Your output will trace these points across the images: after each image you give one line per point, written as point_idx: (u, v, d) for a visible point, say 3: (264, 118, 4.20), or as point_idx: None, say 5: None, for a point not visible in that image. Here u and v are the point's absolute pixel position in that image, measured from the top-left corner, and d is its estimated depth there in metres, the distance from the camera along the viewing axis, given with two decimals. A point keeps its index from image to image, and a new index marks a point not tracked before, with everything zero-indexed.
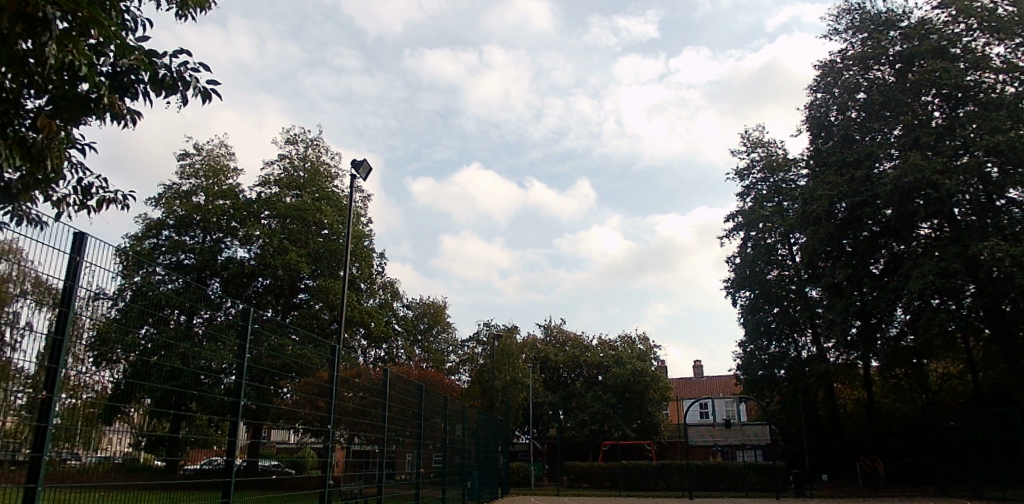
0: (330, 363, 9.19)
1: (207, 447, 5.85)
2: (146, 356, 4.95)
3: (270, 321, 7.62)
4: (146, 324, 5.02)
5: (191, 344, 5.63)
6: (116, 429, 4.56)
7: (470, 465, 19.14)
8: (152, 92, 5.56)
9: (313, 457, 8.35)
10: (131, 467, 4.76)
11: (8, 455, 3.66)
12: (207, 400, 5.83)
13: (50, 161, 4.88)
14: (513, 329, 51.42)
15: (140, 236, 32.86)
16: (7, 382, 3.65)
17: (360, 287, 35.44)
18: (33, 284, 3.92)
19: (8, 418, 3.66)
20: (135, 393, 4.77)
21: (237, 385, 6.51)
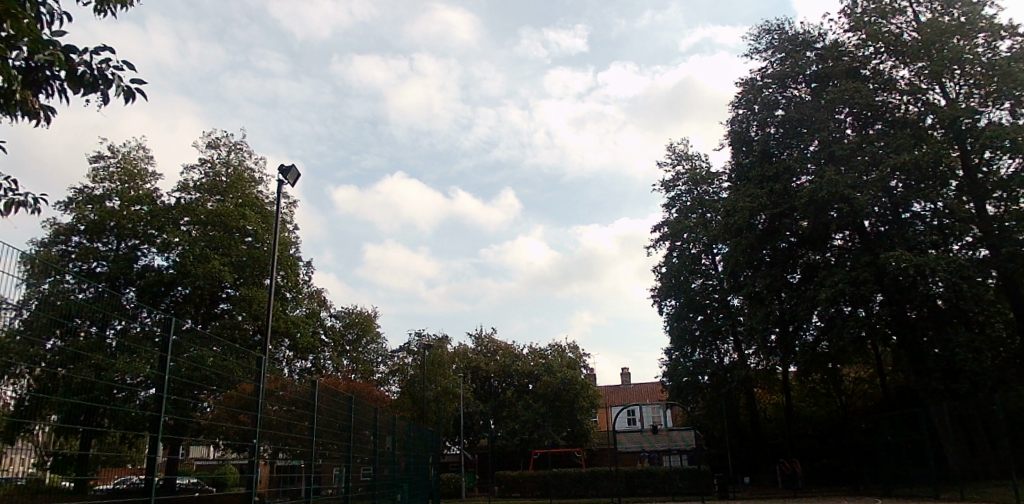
0: (254, 374, 8.89)
1: (121, 465, 5.54)
2: (54, 369, 4.65)
3: (191, 331, 7.31)
4: (55, 334, 4.72)
5: (106, 356, 5.32)
6: (20, 448, 4.26)
7: (399, 477, 18.77)
8: (70, 90, 5.28)
9: (236, 473, 8.03)
10: (37, 489, 4.44)
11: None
12: (120, 415, 5.54)
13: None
14: (444, 338, 51.04)
15: (45, 242, 30.75)
16: None
17: (286, 297, 34.37)
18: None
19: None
20: (40, 409, 4.47)
21: (157, 399, 6.22)
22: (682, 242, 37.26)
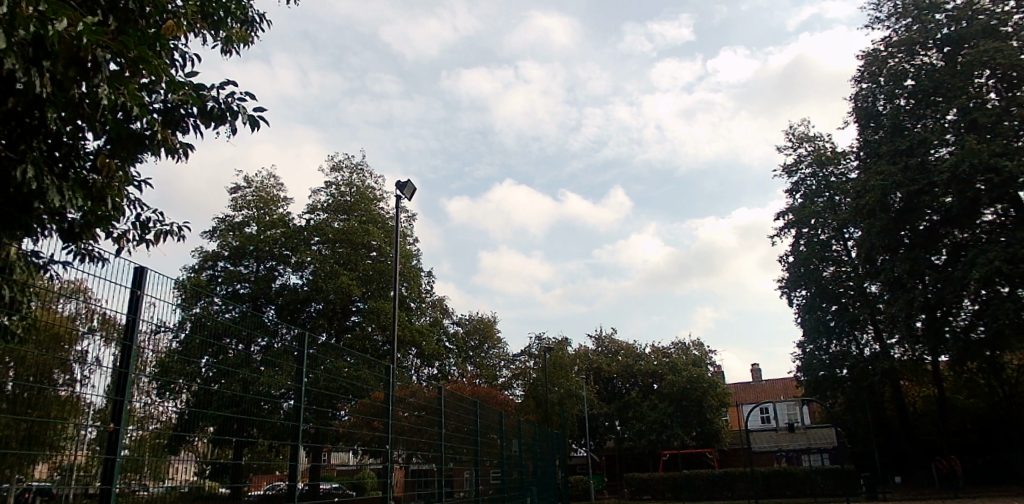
0: (385, 383, 9.31)
1: (269, 472, 6.00)
2: (208, 385, 5.06)
3: (326, 344, 7.76)
4: (206, 353, 5.14)
5: (249, 370, 5.78)
6: (182, 459, 4.73)
7: (528, 480, 19.01)
8: (202, 125, 5.82)
9: (373, 478, 8.44)
10: (197, 495, 4.89)
11: (82, 487, 3.85)
12: (268, 426, 5.99)
13: (110, 198, 5.13)
14: (564, 340, 51.16)
15: (197, 268, 34.13)
16: (77, 418, 3.83)
17: (410, 307, 35.89)
18: (99, 321, 4.07)
19: (80, 452, 3.87)
20: (199, 422, 4.88)
21: (296, 408, 6.63)
22: (809, 229, 35.04)
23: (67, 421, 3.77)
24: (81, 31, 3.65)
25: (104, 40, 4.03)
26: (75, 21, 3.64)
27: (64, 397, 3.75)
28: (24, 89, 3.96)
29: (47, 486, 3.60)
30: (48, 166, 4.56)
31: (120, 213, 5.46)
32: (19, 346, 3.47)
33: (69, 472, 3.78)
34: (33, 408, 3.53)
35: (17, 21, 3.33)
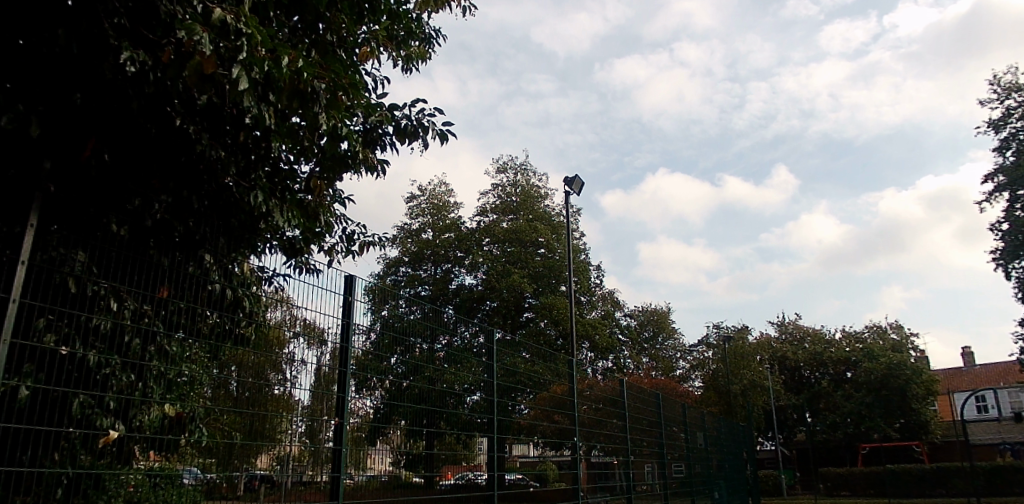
0: (567, 376, 9.79)
1: (457, 463, 6.57)
2: (398, 380, 5.77)
3: (505, 340, 8.39)
4: (396, 352, 5.85)
5: (435, 367, 6.46)
6: (379, 450, 5.44)
7: (715, 474, 18.59)
8: (398, 141, 6.55)
9: (556, 470, 8.85)
10: (397, 484, 5.59)
11: (298, 477, 4.51)
12: (454, 419, 6.66)
13: (322, 215, 6.00)
14: (742, 329, 48.83)
15: (382, 274, 37.44)
16: (289, 413, 4.57)
17: (581, 301, 36.41)
18: (301, 324, 4.78)
19: (294, 445, 4.58)
20: (392, 416, 5.62)
21: (481, 401, 7.27)
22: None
23: (283, 415, 4.52)
24: (300, 66, 3.95)
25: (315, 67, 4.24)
26: (295, 57, 3.96)
27: (277, 395, 4.49)
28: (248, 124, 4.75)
29: (268, 475, 4.27)
30: (270, 190, 5.22)
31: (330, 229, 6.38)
32: (241, 349, 4.20)
33: (288, 463, 4.47)
34: (253, 404, 4.27)
35: (254, 62, 3.67)
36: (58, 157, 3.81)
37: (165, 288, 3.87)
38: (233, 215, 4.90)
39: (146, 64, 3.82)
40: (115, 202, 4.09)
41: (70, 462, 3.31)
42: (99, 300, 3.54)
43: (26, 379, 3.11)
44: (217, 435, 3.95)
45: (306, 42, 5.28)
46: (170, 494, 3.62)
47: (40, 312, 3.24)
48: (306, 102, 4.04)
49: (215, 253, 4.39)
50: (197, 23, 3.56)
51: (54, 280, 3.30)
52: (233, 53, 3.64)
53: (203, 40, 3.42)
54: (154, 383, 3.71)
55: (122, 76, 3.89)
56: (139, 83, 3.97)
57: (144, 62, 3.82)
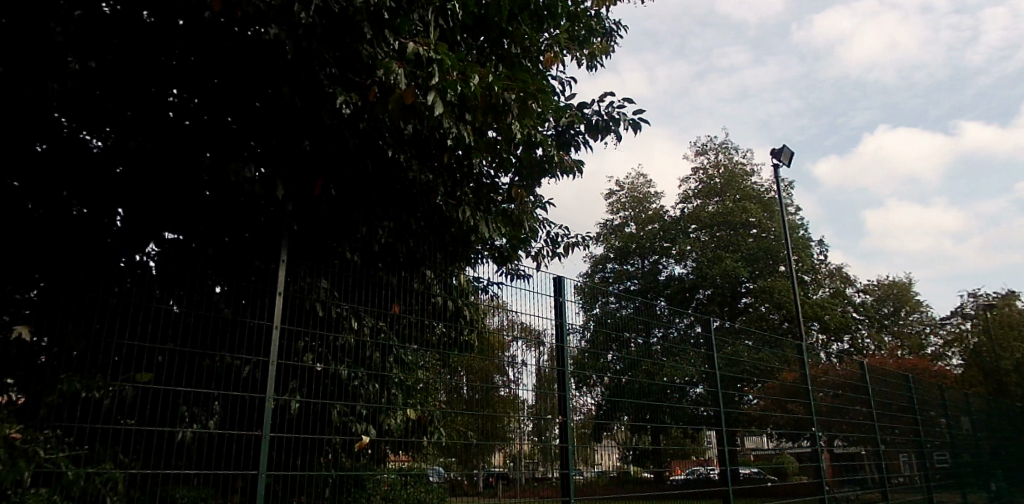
0: (799, 363, 9.11)
1: (687, 458, 6.54)
2: (617, 376, 5.97)
3: (726, 328, 8.05)
4: (612, 348, 6.06)
5: (654, 360, 6.57)
6: (605, 445, 5.63)
7: (993, 465, 15.99)
8: (592, 140, 5.71)
9: (794, 463, 8.30)
10: (625, 479, 5.76)
11: (530, 473, 4.88)
12: (678, 413, 6.65)
13: (525, 222, 5.62)
14: (1015, 295, 41.25)
15: (591, 273, 38.02)
16: (517, 412, 4.93)
17: (806, 280, 33.51)
18: (520, 328, 5.12)
19: (524, 443, 4.93)
20: (615, 412, 5.81)
21: (705, 393, 7.14)
22: None
23: (510, 415, 4.88)
24: (491, 81, 3.52)
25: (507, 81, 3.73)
26: (485, 73, 3.52)
27: (505, 396, 4.88)
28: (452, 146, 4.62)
29: (504, 471, 4.68)
30: (476, 204, 5.08)
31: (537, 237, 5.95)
32: (467, 355, 4.65)
33: (520, 460, 4.85)
34: (484, 406, 4.70)
35: (448, 87, 3.35)
36: (296, 201, 4.14)
37: (395, 304, 4.43)
38: (446, 232, 4.99)
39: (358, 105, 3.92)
40: (345, 231, 4.42)
41: (337, 465, 3.94)
42: (346, 319, 4.12)
43: (294, 394, 3.82)
44: (454, 435, 4.42)
45: (495, 58, 4.80)
46: (421, 489, 4.18)
47: (298, 334, 3.95)
48: (504, 115, 3.63)
49: (435, 269, 4.80)
50: (393, 59, 3.37)
51: (306, 306, 3.99)
52: (427, 80, 3.41)
53: (400, 74, 3.23)
54: (397, 390, 4.28)
55: (339, 119, 4.11)
56: (354, 122, 4.16)
57: (355, 102, 3.95)
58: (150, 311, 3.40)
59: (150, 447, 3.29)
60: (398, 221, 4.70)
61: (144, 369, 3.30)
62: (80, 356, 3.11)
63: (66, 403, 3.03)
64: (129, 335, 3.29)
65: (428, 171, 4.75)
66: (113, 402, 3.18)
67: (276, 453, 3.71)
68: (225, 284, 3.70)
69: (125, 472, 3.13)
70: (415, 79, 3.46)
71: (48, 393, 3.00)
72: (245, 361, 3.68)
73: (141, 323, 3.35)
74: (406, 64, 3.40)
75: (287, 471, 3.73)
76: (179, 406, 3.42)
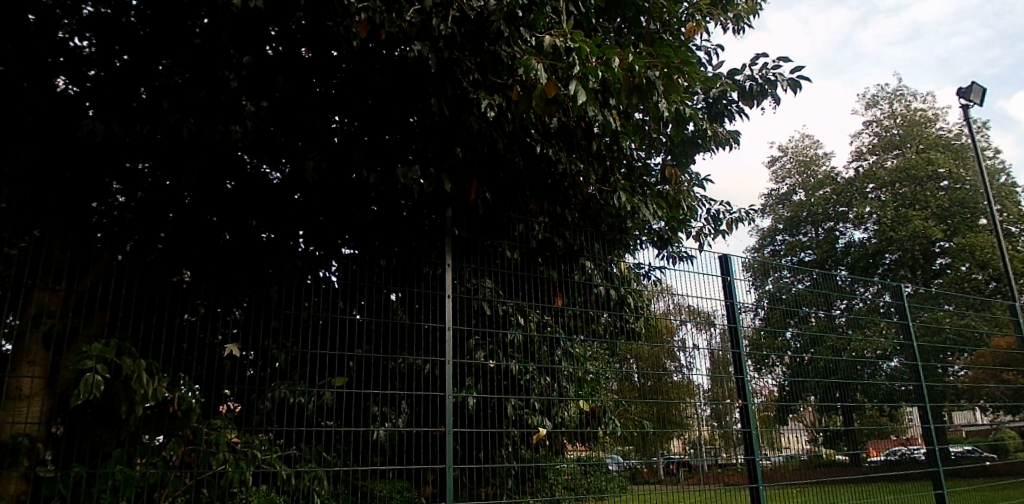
0: (1012, 325, 7.95)
1: (886, 437, 5.97)
2: (799, 354, 5.57)
3: (920, 292, 7.20)
4: (790, 325, 5.68)
5: (839, 335, 6.05)
6: (793, 428, 5.27)
7: None
8: (746, 107, 5.29)
9: (1016, 438, 7.28)
10: (819, 462, 5.36)
11: (713, 458, 4.72)
12: (872, 389, 6.07)
13: (683, 201, 5.37)
14: None
15: None
16: (692, 398, 4.76)
17: None
18: (687, 311, 4.93)
19: (703, 428, 4.76)
20: (799, 392, 5.42)
21: (901, 367, 6.45)
22: None
23: (686, 401, 4.71)
24: (632, 61, 3.35)
25: (649, 59, 3.53)
26: (625, 53, 3.36)
27: (679, 382, 4.72)
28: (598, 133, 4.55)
29: (684, 458, 4.55)
30: (631, 188, 4.93)
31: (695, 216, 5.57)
32: (634, 343, 4.57)
33: (700, 446, 4.69)
34: (658, 393, 4.59)
35: (589, 74, 3.22)
36: (456, 206, 4.28)
37: (559, 297, 4.44)
38: (602, 222, 4.88)
39: (502, 105, 3.99)
40: (503, 230, 4.43)
41: (517, 456, 4.05)
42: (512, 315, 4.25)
43: (470, 390, 4.00)
44: (631, 424, 4.39)
45: (636, 36, 4.63)
46: (601, 478, 4.23)
47: (469, 334, 4.11)
48: (649, 94, 3.47)
49: (595, 259, 4.75)
50: (532, 54, 3.29)
51: (474, 307, 4.14)
52: (567, 71, 3.30)
53: (541, 69, 3.17)
54: (569, 382, 4.32)
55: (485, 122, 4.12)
56: (500, 123, 4.15)
57: (500, 103, 4.00)
58: (336, 320, 3.72)
59: (346, 444, 3.61)
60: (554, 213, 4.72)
61: (338, 374, 3.64)
62: (280, 367, 3.52)
63: (275, 410, 3.49)
64: (320, 346, 3.65)
65: (582, 158, 4.65)
66: (314, 406, 3.56)
67: (461, 447, 3.91)
68: (400, 288, 3.94)
69: (328, 470, 3.50)
70: (557, 71, 3.38)
71: (260, 401, 3.48)
72: (423, 361, 3.90)
73: (329, 333, 3.68)
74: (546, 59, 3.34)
75: (472, 464, 3.91)
76: (371, 407, 3.69)
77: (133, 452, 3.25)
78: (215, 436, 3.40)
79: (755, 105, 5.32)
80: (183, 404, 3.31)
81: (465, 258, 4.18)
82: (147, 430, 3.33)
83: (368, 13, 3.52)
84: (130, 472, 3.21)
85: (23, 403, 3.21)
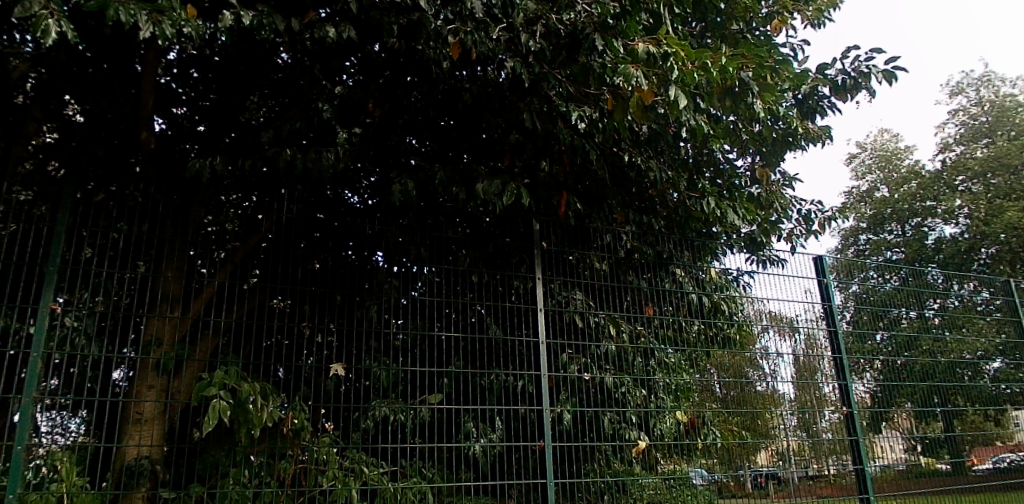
0: None
1: (990, 445, 5.61)
2: (892, 359, 5.27)
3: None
4: (881, 327, 5.37)
5: (934, 337, 5.70)
6: (887, 436, 5.01)
7: None
8: (840, 101, 5.11)
9: None
10: (919, 472, 5.06)
11: (803, 471, 4.51)
12: (975, 393, 5.71)
13: (776, 203, 5.28)
14: None
15: None
16: (778, 408, 4.57)
17: None
18: (770, 317, 4.73)
19: (791, 440, 4.55)
20: (894, 398, 5.15)
21: (1006, 368, 6.06)
22: None
23: (772, 411, 4.54)
24: (727, 62, 3.31)
25: (743, 60, 3.48)
26: (719, 55, 3.32)
27: (764, 392, 4.55)
28: (687, 138, 4.29)
29: (774, 471, 4.39)
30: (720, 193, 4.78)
31: (786, 216, 5.44)
32: (716, 354, 4.47)
33: (789, 457, 4.49)
34: (743, 404, 4.46)
35: (686, 78, 3.19)
36: (544, 220, 4.28)
37: (649, 307, 4.40)
38: (688, 228, 4.83)
39: (594, 116, 3.84)
40: (590, 240, 4.41)
41: (609, 470, 4.00)
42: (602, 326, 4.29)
43: (566, 404, 3.99)
44: (730, 436, 4.33)
45: (717, 38, 4.53)
46: (687, 492, 4.14)
47: (562, 347, 4.13)
48: (743, 99, 3.54)
49: (686, 266, 4.68)
50: (627, 63, 3.28)
51: (566, 319, 4.14)
52: (663, 76, 3.27)
53: (638, 78, 3.16)
54: (664, 394, 4.24)
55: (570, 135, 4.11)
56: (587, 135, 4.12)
57: (592, 115, 3.85)
58: (431, 338, 3.78)
59: (442, 462, 3.65)
60: (640, 223, 4.71)
61: (434, 391, 3.68)
62: (381, 386, 3.61)
63: (378, 427, 3.58)
64: (416, 363, 3.70)
65: (670, 165, 4.52)
66: (413, 423, 3.62)
67: (559, 464, 3.85)
68: (489, 302, 3.96)
69: (432, 486, 3.55)
70: (652, 78, 3.36)
71: (362, 419, 3.56)
72: (519, 377, 3.91)
73: (425, 352, 3.73)
74: (641, 65, 3.28)
75: (572, 479, 3.87)
76: (465, 424, 3.71)
77: (246, 472, 3.40)
78: (321, 454, 3.53)
79: (848, 99, 5.09)
80: (295, 424, 3.41)
81: (554, 270, 4.20)
82: (257, 451, 3.45)
83: (458, 35, 3.43)
84: (244, 496, 3.29)
85: (144, 427, 3.43)
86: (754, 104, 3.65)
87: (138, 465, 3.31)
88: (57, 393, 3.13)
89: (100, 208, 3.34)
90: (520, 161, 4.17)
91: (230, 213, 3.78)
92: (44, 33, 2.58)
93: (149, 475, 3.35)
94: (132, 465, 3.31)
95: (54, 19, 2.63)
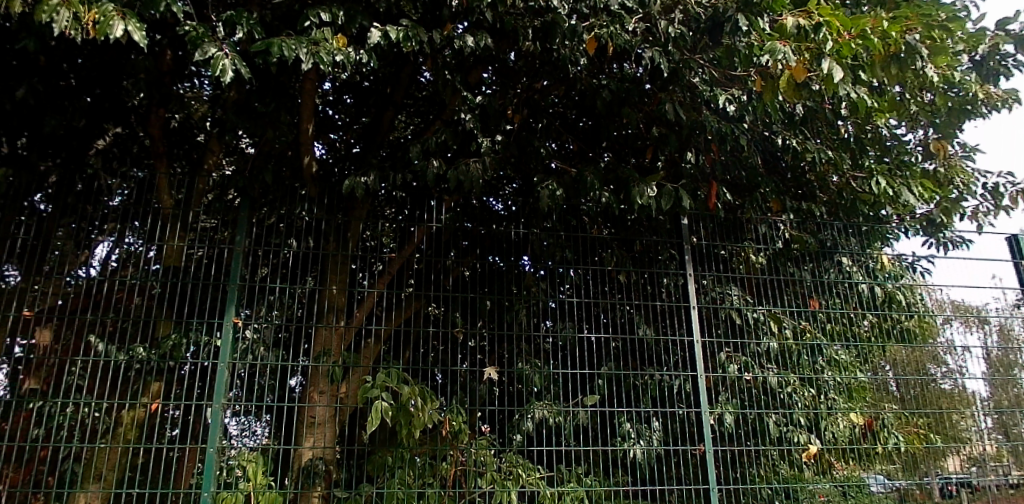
0: None
1: None
2: None
3: None
4: None
5: None
6: None
7: None
8: None
9: None
10: None
11: (1002, 478, 3.96)
12: None
13: (956, 178, 4.69)
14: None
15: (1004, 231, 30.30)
16: (968, 407, 4.04)
17: None
18: (952, 306, 4.20)
19: (988, 444, 4.00)
20: None
21: None
22: None
23: (961, 412, 4.03)
24: (890, 25, 2.99)
25: (910, 22, 3.13)
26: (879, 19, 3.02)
27: (949, 390, 4.05)
28: (846, 114, 4.00)
29: (967, 478, 3.90)
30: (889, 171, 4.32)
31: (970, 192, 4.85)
32: (890, 348, 4.03)
33: (985, 463, 3.95)
34: (926, 403, 3.98)
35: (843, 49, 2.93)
36: (693, 214, 4.09)
37: (814, 299, 4.06)
38: (854, 213, 4.42)
39: (742, 98, 3.61)
40: (744, 232, 4.15)
41: (777, 475, 3.74)
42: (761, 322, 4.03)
43: (727, 406, 3.78)
44: (916, 439, 3.87)
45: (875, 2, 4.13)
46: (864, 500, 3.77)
47: (721, 346, 3.92)
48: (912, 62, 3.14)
49: (853, 254, 4.27)
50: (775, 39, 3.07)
51: (724, 316, 3.93)
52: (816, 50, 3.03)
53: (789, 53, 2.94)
54: (835, 392, 3.94)
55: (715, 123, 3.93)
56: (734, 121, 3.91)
57: (740, 96, 3.62)
58: (583, 340, 3.77)
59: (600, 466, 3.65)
60: (799, 211, 4.42)
61: (590, 392, 3.69)
62: (537, 390, 3.70)
63: (534, 432, 3.66)
64: (569, 364, 3.75)
65: (828, 146, 4.16)
66: (571, 427, 3.64)
67: (720, 468, 3.72)
68: (639, 301, 3.85)
69: (587, 491, 3.57)
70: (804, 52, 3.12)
71: (518, 423, 3.67)
72: (674, 376, 3.77)
73: (578, 354, 3.75)
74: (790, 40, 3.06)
75: (736, 484, 3.69)
76: (621, 425, 3.70)
77: (410, 473, 3.56)
78: (479, 456, 3.66)
79: None
80: (453, 426, 3.57)
81: (705, 266, 4.00)
82: (419, 453, 3.62)
83: (593, 30, 3.46)
84: (409, 496, 3.45)
85: (317, 429, 3.71)
86: (923, 69, 3.31)
87: (313, 464, 3.59)
88: (241, 399, 3.45)
89: (274, 228, 3.67)
90: (664, 156, 4.07)
91: (386, 228, 3.88)
92: (221, 72, 2.90)
93: (324, 475, 3.63)
94: (308, 465, 3.59)
95: (228, 59, 2.95)
